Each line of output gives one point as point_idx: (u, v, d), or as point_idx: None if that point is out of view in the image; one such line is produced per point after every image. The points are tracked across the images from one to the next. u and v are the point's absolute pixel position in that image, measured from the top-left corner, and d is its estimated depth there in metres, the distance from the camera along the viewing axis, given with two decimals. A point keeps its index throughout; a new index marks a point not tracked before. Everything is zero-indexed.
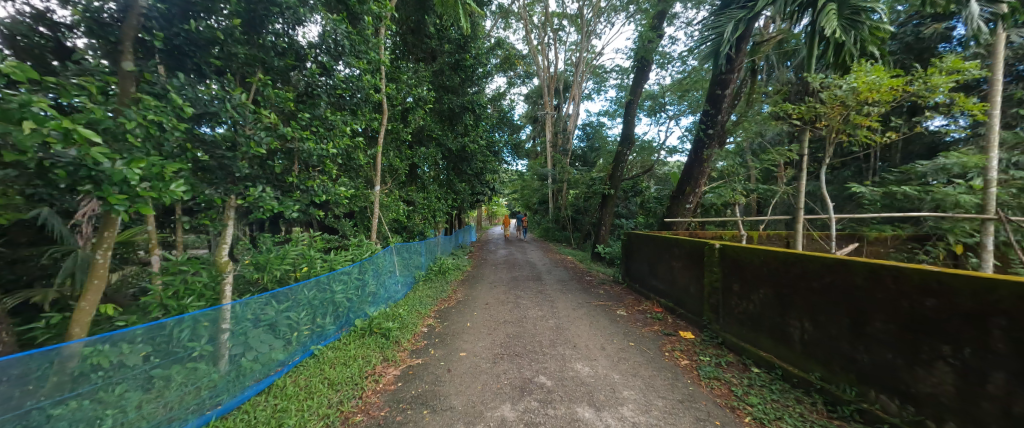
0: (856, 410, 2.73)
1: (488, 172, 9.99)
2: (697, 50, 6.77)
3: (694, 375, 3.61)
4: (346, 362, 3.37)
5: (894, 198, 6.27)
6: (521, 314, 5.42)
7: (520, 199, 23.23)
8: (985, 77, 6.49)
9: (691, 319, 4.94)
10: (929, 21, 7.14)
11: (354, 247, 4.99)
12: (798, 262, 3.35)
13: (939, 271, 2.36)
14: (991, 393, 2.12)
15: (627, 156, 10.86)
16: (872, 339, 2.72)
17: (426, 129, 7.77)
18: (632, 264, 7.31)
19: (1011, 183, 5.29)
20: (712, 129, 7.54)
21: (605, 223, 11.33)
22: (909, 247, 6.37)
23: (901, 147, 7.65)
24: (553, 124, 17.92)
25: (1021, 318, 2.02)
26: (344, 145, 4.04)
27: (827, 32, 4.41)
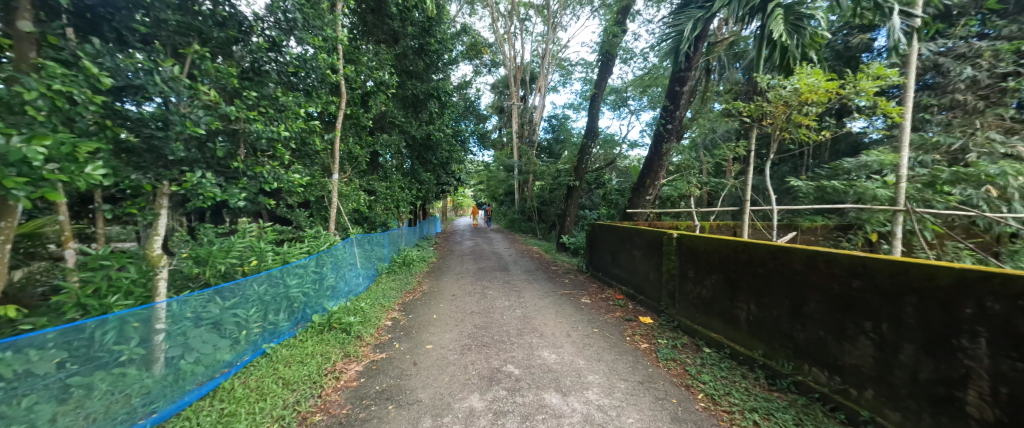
0: (792, 382, 2.99)
1: (454, 162, 9.79)
2: (658, 46, 6.95)
3: (653, 357, 3.79)
4: (302, 360, 3.17)
5: (825, 192, 6.90)
6: (488, 305, 5.39)
7: (486, 190, 23.19)
8: (900, 84, 7.28)
9: (650, 304, 5.15)
10: (856, 31, 7.85)
11: (310, 239, 4.70)
12: (746, 249, 3.56)
13: (863, 256, 2.58)
14: (902, 362, 2.35)
15: (591, 148, 11.05)
16: (807, 319, 2.96)
17: (389, 115, 7.43)
18: (595, 254, 7.50)
19: (917, 179, 6.01)
20: (672, 124, 7.79)
21: (570, 214, 11.52)
22: (835, 235, 7.04)
23: (830, 145, 8.44)
24: (519, 115, 17.90)
25: (929, 296, 2.25)
26: (298, 131, 3.82)
27: (775, 36, 4.67)
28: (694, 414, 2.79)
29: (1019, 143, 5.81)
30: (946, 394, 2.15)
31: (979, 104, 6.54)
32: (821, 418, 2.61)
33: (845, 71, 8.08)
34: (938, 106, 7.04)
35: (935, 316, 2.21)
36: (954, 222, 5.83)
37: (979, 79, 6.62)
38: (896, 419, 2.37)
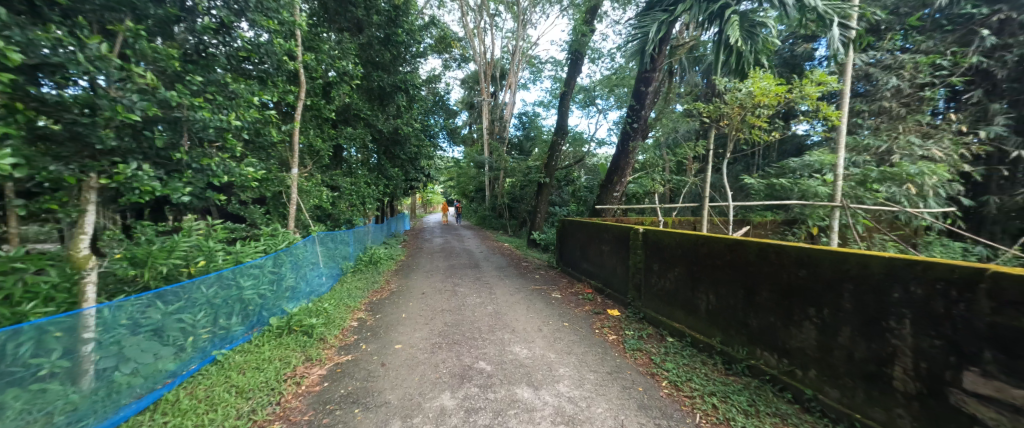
0: (747, 366, 3.16)
1: (423, 157, 9.56)
2: (624, 47, 7.08)
3: (621, 348, 3.89)
4: (258, 366, 2.98)
5: (774, 189, 7.39)
6: (459, 302, 5.32)
7: (456, 187, 22.95)
8: (839, 90, 7.91)
9: (617, 298, 5.29)
10: (800, 41, 8.47)
11: (267, 237, 4.43)
12: (706, 242, 3.72)
13: (809, 247, 2.75)
14: (841, 343, 2.53)
15: (561, 146, 11.15)
16: (760, 306, 3.13)
17: (353, 107, 7.13)
18: (565, 249, 7.59)
19: (852, 177, 6.57)
20: (637, 123, 8.00)
21: (540, 211, 11.58)
22: (782, 229, 7.57)
23: (778, 146, 9.07)
24: (490, 112, 17.80)
25: (863, 282, 2.43)
26: (251, 124, 3.60)
27: (732, 41, 4.91)
28: (658, 401, 2.88)
29: (935, 146, 6.50)
30: (876, 371, 2.34)
31: (902, 111, 7.26)
32: (771, 399, 2.78)
33: (791, 77, 8.68)
34: (870, 112, 7.72)
35: (869, 301, 2.39)
36: (881, 216, 6.44)
37: (902, 89, 7.31)
38: (835, 396, 2.56)
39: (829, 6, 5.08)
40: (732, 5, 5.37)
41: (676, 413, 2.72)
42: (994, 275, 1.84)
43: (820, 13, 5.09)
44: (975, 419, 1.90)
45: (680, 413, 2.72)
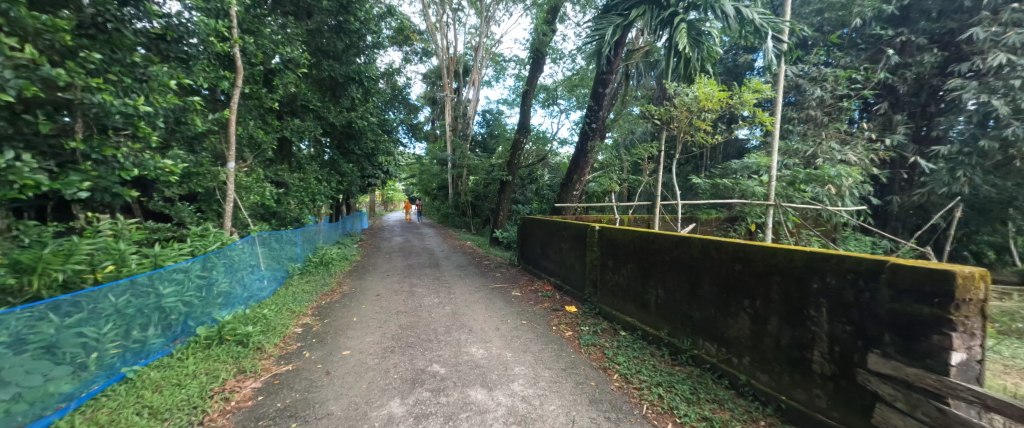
0: (690, 356, 3.35)
1: (381, 153, 9.18)
2: (583, 48, 7.22)
3: (576, 343, 3.98)
4: (180, 382, 2.68)
5: (718, 189, 7.94)
6: (415, 303, 5.16)
7: (419, 185, 22.43)
8: (772, 99, 8.68)
9: (575, 294, 5.41)
10: (741, 52, 9.20)
11: (195, 238, 4.01)
12: (655, 239, 3.89)
13: (744, 243, 2.96)
14: (769, 331, 2.75)
15: (523, 144, 11.18)
16: (702, 299, 3.33)
17: (301, 98, 6.68)
18: (526, 247, 7.64)
19: (783, 178, 7.22)
20: (596, 124, 8.20)
21: (503, 209, 11.50)
22: (725, 226, 8.15)
23: (722, 149, 9.77)
24: (453, 108, 17.49)
25: (788, 274, 2.65)
26: (166, 112, 3.24)
27: (680, 47, 5.19)
28: (609, 394, 2.97)
29: (851, 152, 7.30)
30: (799, 356, 2.56)
31: (824, 119, 8.08)
32: (710, 386, 2.97)
33: (733, 85, 9.42)
34: (800, 119, 8.49)
35: (793, 291, 2.61)
36: (807, 214, 7.14)
37: (825, 99, 8.12)
38: (764, 380, 2.78)
39: (764, 20, 5.47)
40: (681, 13, 5.63)
41: (625, 406, 2.82)
42: (893, 266, 2.07)
43: (757, 26, 5.50)
44: (878, 395, 2.13)
45: (628, 404, 2.83)
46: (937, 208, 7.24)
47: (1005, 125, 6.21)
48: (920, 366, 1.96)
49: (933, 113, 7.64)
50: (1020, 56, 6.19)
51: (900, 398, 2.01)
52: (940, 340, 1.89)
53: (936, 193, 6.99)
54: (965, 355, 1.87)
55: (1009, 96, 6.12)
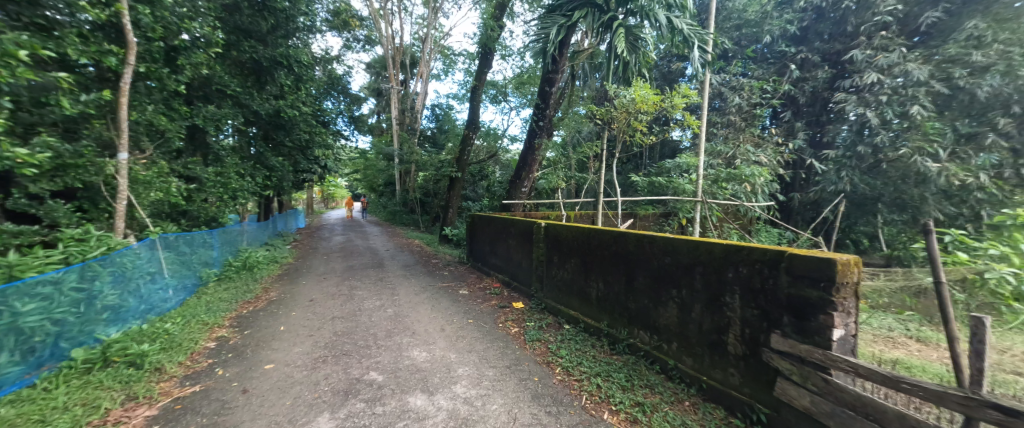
0: (627, 345, 3.52)
1: (316, 146, 8.52)
2: (530, 46, 7.27)
3: (522, 340, 4.00)
4: (45, 418, 2.21)
5: (655, 186, 8.50)
6: (354, 307, 4.85)
7: (363, 180, 21.29)
8: (700, 104, 9.50)
9: (522, 290, 5.45)
10: (674, 60, 9.94)
11: (71, 243, 3.38)
12: (597, 234, 4.03)
13: (673, 237, 3.16)
14: (694, 318, 2.97)
15: (473, 140, 11.00)
16: (637, 291, 3.51)
17: (218, 82, 5.88)
18: (475, 244, 7.56)
19: (709, 177, 7.94)
20: (543, 121, 8.31)
21: (452, 206, 11.22)
22: (660, 221, 8.57)
23: (659, 148, 10.49)
24: (400, 101, 16.78)
25: (709, 265, 2.87)
26: (4, 86, 2.60)
27: (618, 51, 5.43)
28: (551, 388, 3.01)
29: (762, 154, 8.22)
30: (717, 339, 2.79)
31: (741, 125, 9.00)
32: (644, 372, 3.14)
33: (667, 90, 10.15)
34: (722, 123, 9.34)
35: (713, 280, 2.84)
36: (728, 209, 7.90)
37: (742, 106, 9.04)
38: (689, 363, 2.99)
39: (692, 31, 5.89)
40: (620, 17, 5.90)
41: (565, 398, 2.88)
42: (790, 256, 2.32)
43: (686, 36, 5.90)
44: (778, 371, 2.38)
45: (569, 397, 2.89)
46: (828, 203, 8.41)
47: (877, 133, 7.37)
48: (811, 343, 2.21)
49: (825, 122, 8.84)
50: (887, 76, 7.36)
51: (795, 372, 2.25)
52: (825, 319, 2.15)
53: (827, 190, 8.14)
54: (843, 330, 2.14)
55: (879, 109, 7.28)
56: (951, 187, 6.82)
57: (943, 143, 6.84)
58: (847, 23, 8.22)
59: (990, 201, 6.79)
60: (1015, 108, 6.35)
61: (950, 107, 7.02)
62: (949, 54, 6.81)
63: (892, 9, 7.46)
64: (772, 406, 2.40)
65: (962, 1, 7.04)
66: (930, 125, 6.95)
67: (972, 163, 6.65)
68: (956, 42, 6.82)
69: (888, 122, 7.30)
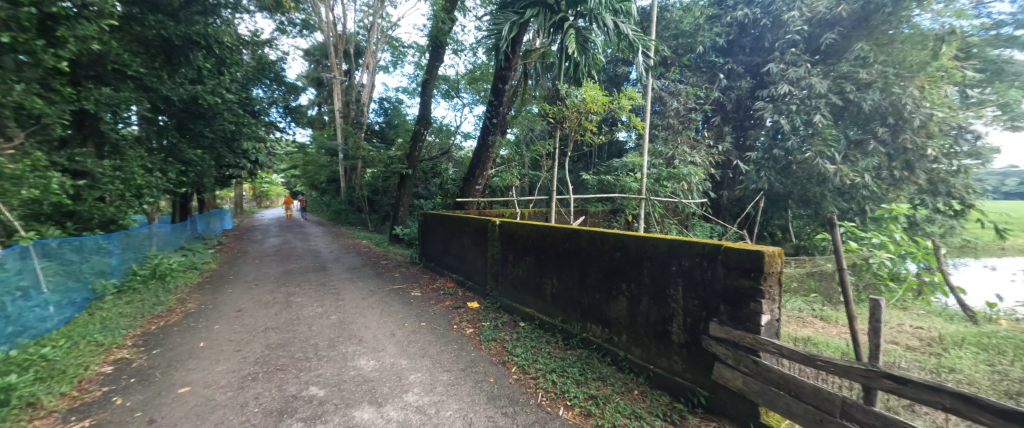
0: (580, 339, 3.55)
1: (246, 139, 7.73)
2: (482, 41, 7.11)
3: (477, 340, 3.89)
4: None
5: (604, 184, 8.81)
6: (291, 315, 4.43)
7: (303, 177, 19.80)
8: (643, 107, 9.99)
9: (478, 290, 5.33)
10: (619, 63, 10.35)
11: None
12: (551, 231, 4.02)
13: (623, 232, 3.22)
14: (642, 310, 3.05)
15: (424, 135, 10.58)
16: (589, 285, 3.55)
17: (118, 61, 4.78)
18: (428, 244, 7.29)
19: (652, 175, 8.38)
20: (496, 119, 8.18)
21: (404, 205, 10.74)
22: (607, 218, 8.87)
23: (606, 148, 10.87)
24: (343, 92, 15.80)
25: (655, 259, 2.95)
26: None
27: (569, 51, 5.46)
28: (507, 389, 2.94)
29: (697, 155, 8.87)
30: (663, 329, 2.89)
31: (680, 127, 9.60)
32: (596, 365, 3.18)
33: (614, 92, 10.54)
34: (663, 126, 9.84)
35: (658, 273, 2.93)
36: (669, 206, 8.41)
37: (680, 110, 9.64)
38: (638, 353, 3.07)
39: (637, 38, 6.07)
40: (570, 19, 5.97)
41: (521, 397, 2.82)
42: (726, 249, 2.44)
43: (632, 41, 6.11)
44: (715, 356, 2.50)
45: (525, 395, 2.84)
46: (751, 200, 9.29)
47: (789, 138, 8.25)
48: (743, 329, 2.35)
49: (747, 126, 9.75)
50: (796, 88, 8.27)
51: (730, 356, 2.39)
52: (755, 307, 2.28)
53: (750, 188, 9.00)
54: (770, 315, 2.30)
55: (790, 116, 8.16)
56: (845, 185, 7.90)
57: (838, 148, 7.92)
58: (764, 39, 9.18)
59: (872, 198, 8.00)
60: (890, 120, 7.61)
61: (842, 117, 8.12)
62: (843, 71, 7.91)
63: (799, 29, 8.47)
64: (711, 389, 2.53)
65: (852, 26, 8.09)
66: (829, 132, 7.86)
67: (859, 165, 7.77)
68: (847, 61, 7.95)
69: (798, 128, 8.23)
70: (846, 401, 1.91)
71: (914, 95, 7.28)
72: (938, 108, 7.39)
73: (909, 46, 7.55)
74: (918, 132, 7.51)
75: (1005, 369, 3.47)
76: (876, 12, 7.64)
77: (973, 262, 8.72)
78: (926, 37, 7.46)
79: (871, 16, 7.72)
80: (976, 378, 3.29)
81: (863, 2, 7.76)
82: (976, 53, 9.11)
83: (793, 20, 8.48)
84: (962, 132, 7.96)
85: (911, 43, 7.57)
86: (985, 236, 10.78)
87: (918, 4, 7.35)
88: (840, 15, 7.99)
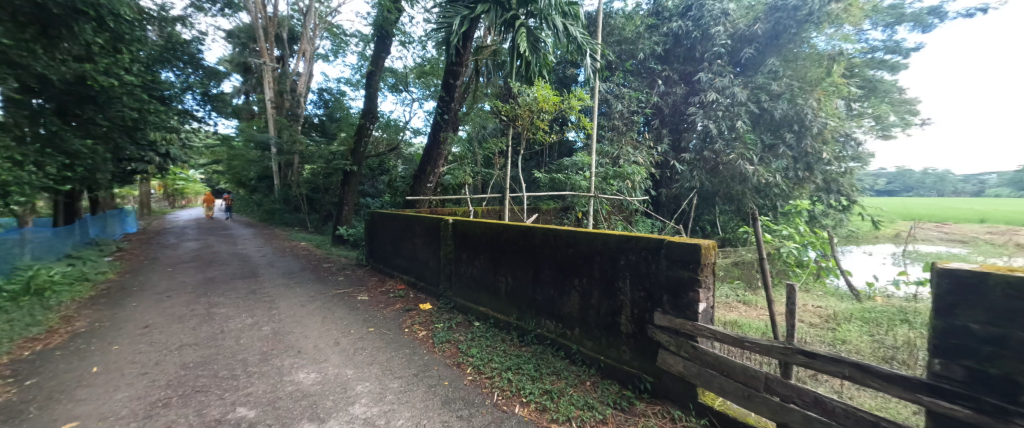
0: (535, 335, 3.53)
1: (154, 127, 6.76)
2: (431, 34, 6.82)
3: (430, 343, 3.72)
4: None
5: (555, 182, 9.00)
6: (214, 329, 3.94)
7: (230, 175, 17.92)
8: (590, 108, 10.30)
9: (430, 290, 5.13)
10: (567, 64, 10.59)
11: None
12: (504, 230, 3.96)
13: (574, 229, 3.24)
14: (593, 303, 3.08)
15: (370, 130, 10.04)
16: (543, 282, 3.54)
17: None
18: (375, 244, 6.91)
19: (600, 174, 8.68)
20: (448, 115, 7.89)
21: (348, 203, 10.12)
22: (559, 215, 9.05)
23: (556, 147, 11.08)
24: (277, 82, 14.52)
25: (604, 254, 3.00)
26: None
27: (522, 49, 5.39)
28: (461, 391, 2.83)
29: (638, 156, 9.38)
30: (612, 321, 2.94)
31: (624, 129, 10.04)
32: (550, 360, 3.18)
33: (563, 92, 10.77)
34: (609, 127, 10.17)
35: (607, 268, 2.98)
36: (615, 203, 8.78)
37: (624, 113, 10.09)
38: (589, 346, 3.12)
39: (585, 41, 6.23)
40: (521, 18, 5.89)
41: (476, 398, 2.72)
42: (668, 243, 2.53)
43: (581, 45, 6.23)
44: (659, 343, 2.59)
45: (480, 396, 2.75)
46: (686, 197, 10.02)
47: (716, 141, 9.02)
48: (683, 317, 2.45)
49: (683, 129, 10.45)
50: (722, 96, 9.03)
51: (672, 342, 2.49)
52: (693, 296, 2.40)
53: (686, 186, 9.70)
54: (706, 303, 2.42)
55: (718, 122, 8.93)
56: (762, 184, 8.84)
57: (756, 151, 8.81)
58: (695, 50, 9.73)
59: (781, 195, 9.13)
60: (795, 127, 8.61)
61: (758, 124, 9.07)
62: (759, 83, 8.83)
63: (724, 43, 9.25)
64: (657, 375, 2.62)
65: (766, 42, 9.03)
66: (748, 137, 8.76)
67: (772, 165, 8.74)
68: (762, 74, 8.95)
69: (724, 132, 9.00)
70: (770, 377, 2.06)
71: (812, 106, 8.38)
72: (831, 118, 8.64)
73: (810, 64, 8.69)
74: (816, 138, 8.70)
75: (881, 338, 4.04)
76: (784, 32, 8.65)
77: (856, 249, 10.18)
78: (822, 56, 8.64)
79: (780, 35, 8.75)
80: (861, 346, 3.79)
81: (774, 22, 8.71)
82: (857, 73, 10.75)
83: (719, 35, 9.28)
84: (848, 140, 9.37)
85: (810, 60, 8.70)
86: (866, 226, 12.69)
87: (816, 26, 8.40)
88: (756, 33, 8.96)
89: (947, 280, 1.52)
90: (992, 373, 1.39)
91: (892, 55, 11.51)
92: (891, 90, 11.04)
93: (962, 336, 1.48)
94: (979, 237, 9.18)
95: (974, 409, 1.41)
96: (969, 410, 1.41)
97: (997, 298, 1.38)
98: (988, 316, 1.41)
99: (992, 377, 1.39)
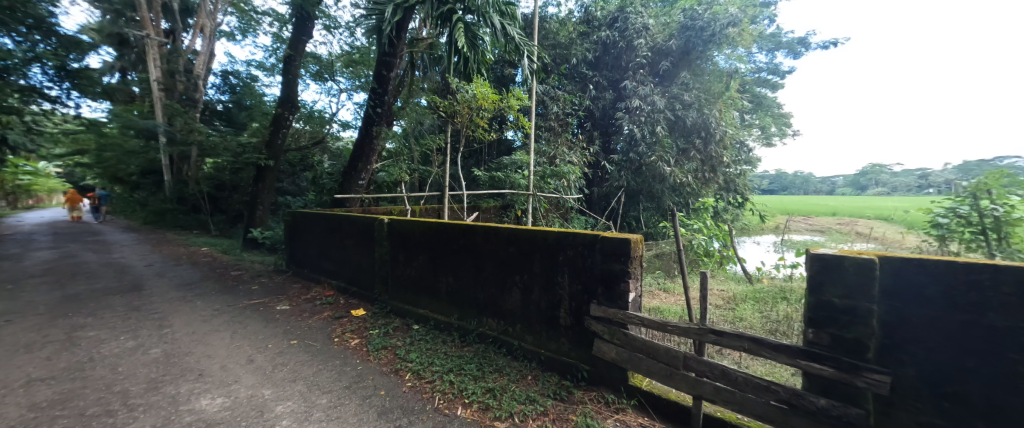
0: (477, 334, 3.46)
1: None
2: (361, 20, 6.36)
3: (364, 351, 3.46)
4: None
5: (494, 180, 9.01)
6: (81, 358, 3.22)
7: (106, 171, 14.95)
8: (528, 107, 10.42)
9: (364, 295, 4.79)
10: (504, 64, 10.63)
11: None
12: (444, 229, 3.82)
13: (516, 226, 3.22)
14: (534, 299, 3.10)
15: (289, 122, 9.09)
16: (484, 280, 3.48)
17: None
18: (298, 248, 6.26)
19: (537, 173, 8.84)
20: (381, 108, 7.39)
21: (264, 202, 9.08)
22: (499, 213, 9.04)
23: (494, 145, 11.06)
24: (168, 61, 12.47)
25: (544, 250, 3.02)
26: None
27: (461, 45, 5.25)
28: (400, 399, 2.66)
29: (571, 156, 9.75)
30: (552, 315, 2.98)
31: (559, 129, 10.35)
32: (492, 358, 3.14)
33: (501, 90, 10.79)
34: (545, 128, 10.39)
35: (546, 263, 3.02)
36: (552, 201, 9.03)
37: (559, 114, 10.38)
38: (530, 341, 3.13)
39: (520, 42, 6.31)
40: (458, 13, 5.66)
41: (416, 405, 2.58)
42: (603, 238, 2.63)
43: (519, 46, 6.29)
44: (595, 333, 2.69)
45: (420, 402, 2.61)
46: (615, 195, 10.68)
47: (640, 144, 9.71)
48: (616, 306, 2.57)
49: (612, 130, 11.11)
50: (644, 102, 9.77)
51: (606, 331, 2.60)
52: (624, 287, 2.52)
53: (615, 185, 10.32)
54: (635, 292, 2.57)
55: (641, 126, 9.63)
56: (678, 183, 9.77)
57: (672, 153, 9.71)
58: (621, 59, 10.34)
59: (693, 192, 10.17)
60: (703, 134, 9.67)
61: (675, 129, 9.93)
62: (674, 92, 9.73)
63: (645, 55, 9.89)
64: (593, 363, 2.72)
65: (677, 57, 9.86)
66: (665, 141, 9.58)
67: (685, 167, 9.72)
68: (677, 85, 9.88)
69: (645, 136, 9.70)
70: (688, 356, 2.24)
71: (715, 115, 9.51)
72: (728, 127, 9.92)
73: (713, 78, 9.94)
74: (718, 145, 9.91)
75: (768, 313, 4.67)
76: (694, 49, 9.58)
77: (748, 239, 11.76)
78: (722, 73, 9.99)
79: (692, 50, 9.61)
80: (754, 322, 4.34)
81: (684, 39, 9.59)
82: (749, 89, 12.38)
83: (641, 46, 9.87)
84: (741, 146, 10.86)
85: (714, 76, 9.93)
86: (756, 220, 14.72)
87: (717, 46, 9.52)
88: (671, 47, 9.76)
89: (817, 262, 1.84)
90: (847, 337, 1.74)
91: (772, 76, 13.48)
92: (772, 105, 12.93)
93: (825, 308, 1.81)
94: (833, 226, 11.20)
95: (835, 367, 1.74)
96: (832, 369, 1.74)
97: (850, 276, 1.73)
98: (846, 291, 1.75)
99: (847, 340, 1.74)
